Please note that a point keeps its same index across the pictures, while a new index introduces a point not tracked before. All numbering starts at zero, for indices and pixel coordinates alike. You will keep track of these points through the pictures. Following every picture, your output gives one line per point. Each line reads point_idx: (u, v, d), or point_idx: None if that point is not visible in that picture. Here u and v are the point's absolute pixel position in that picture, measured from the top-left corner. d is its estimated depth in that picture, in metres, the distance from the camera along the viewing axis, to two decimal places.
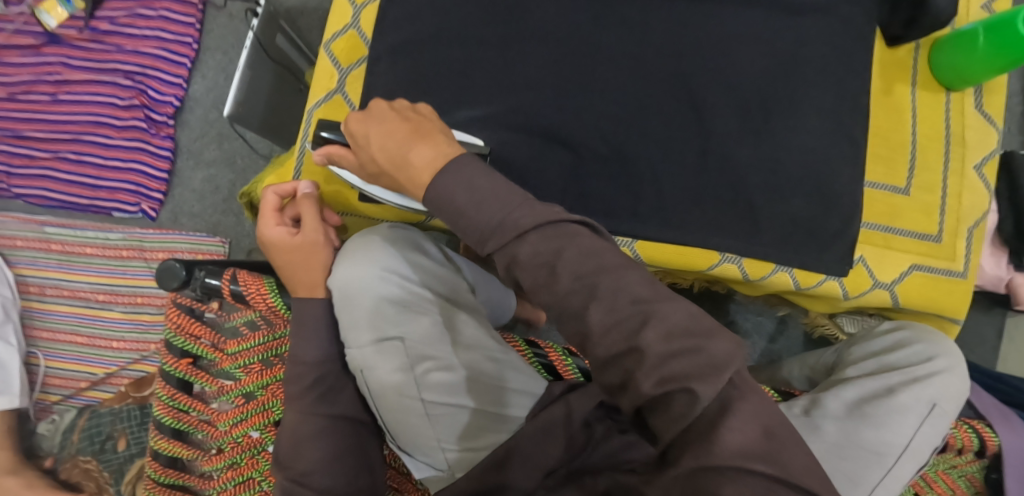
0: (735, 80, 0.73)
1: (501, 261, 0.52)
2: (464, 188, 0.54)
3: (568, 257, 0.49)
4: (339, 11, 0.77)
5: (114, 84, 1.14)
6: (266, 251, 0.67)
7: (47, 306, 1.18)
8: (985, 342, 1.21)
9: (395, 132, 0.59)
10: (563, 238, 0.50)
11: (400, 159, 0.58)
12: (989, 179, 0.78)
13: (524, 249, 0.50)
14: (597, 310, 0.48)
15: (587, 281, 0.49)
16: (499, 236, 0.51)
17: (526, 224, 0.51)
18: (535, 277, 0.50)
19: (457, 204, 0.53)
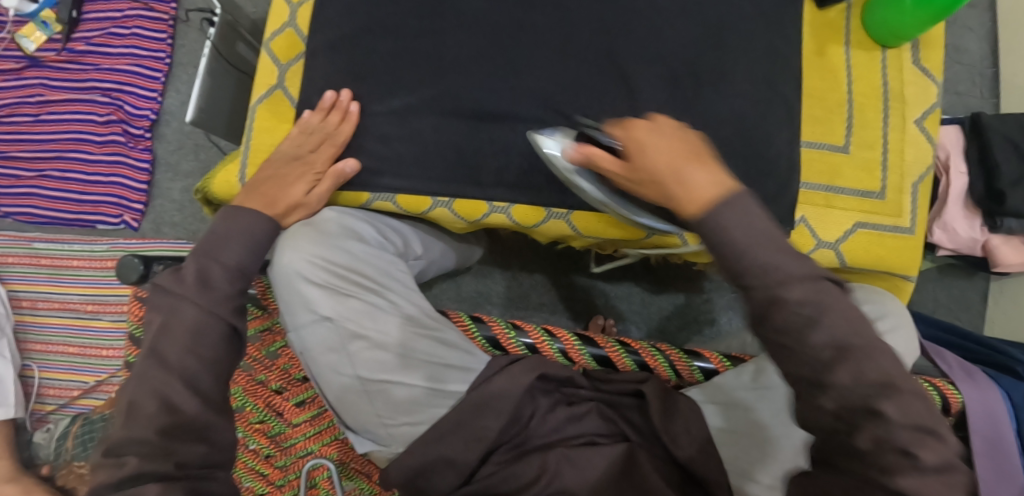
0: (662, 49, 0.75)
1: (760, 295, 0.50)
2: (738, 223, 0.51)
3: (832, 314, 0.49)
4: (277, 12, 0.80)
5: (92, 102, 1.19)
6: (285, 167, 0.71)
7: (38, 319, 1.22)
8: (971, 306, 1.21)
9: (680, 151, 0.55)
10: (825, 295, 0.49)
11: (682, 182, 0.54)
12: (931, 133, 0.79)
13: (794, 291, 0.49)
14: (845, 371, 0.48)
15: (842, 344, 0.49)
16: (776, 273, 0.50)
17: (789, 268, 0.50)
18: (793, 323, 0.49)
19: (731, 238, 0.51)
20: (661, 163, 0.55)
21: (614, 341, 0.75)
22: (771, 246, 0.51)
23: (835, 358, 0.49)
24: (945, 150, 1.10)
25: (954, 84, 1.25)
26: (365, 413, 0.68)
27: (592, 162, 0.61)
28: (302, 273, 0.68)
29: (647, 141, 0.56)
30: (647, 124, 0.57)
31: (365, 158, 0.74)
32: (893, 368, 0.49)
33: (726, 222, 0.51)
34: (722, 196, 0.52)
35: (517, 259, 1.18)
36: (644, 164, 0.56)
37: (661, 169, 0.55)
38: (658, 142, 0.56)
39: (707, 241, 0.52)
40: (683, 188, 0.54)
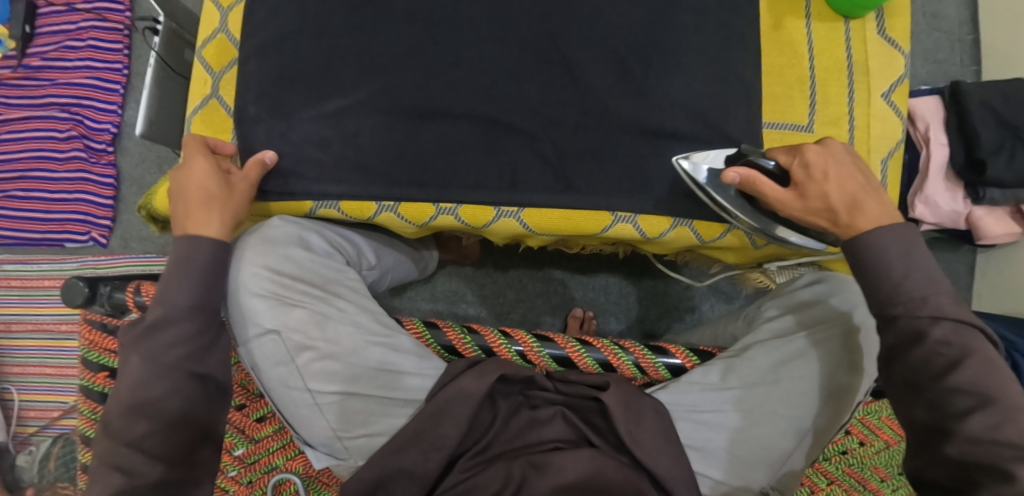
0: (609, 34, 0.73)
1: (903, 324, 0.55)
2: (897, 251, 0.57)
3: (973, 358, 0.52)
4: (207, 18, 0.78)
5: (51, 118, 1.17)
6: (200, 188, 0.67)
7: (12, 342, 1.20)
8: (958, 280, 1.19)
9: (850, 181, 0.61)
10: (973, 341, 0.53)
11: (858, 206, 0.60)
12: (899, 107, 0.76)
13: (941, 328, 0.53)
14: (979, 418, 0.50)
15: (982, 394, 0.51)
16: (924, 307, 0.54)
17: (943, 305, 0.54)
18: (931, 360, 0.53)
19: (889, 262, 0.56)
20: (844, 191, 0.61)
21: (573, 340, 0.74)
22: (912, 281, 0.55)
23: (972, 406, 0.51)
24: (924, 120, 1.06)
25: (934, 52, 1.21)
26: (318, 428, 0.65)
27: (754, 185, 0.64)
28: (248, 285, 0.66)
29: (828, 169, 0.62)
30: (817, 149, 0.63)
31: (311, 165, 0.72)
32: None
33: (896, 241, 0.57)
34: (894, 225, 0.58)
35: (489, 257, 1.15)
36: (827, 191, 0.61)
37: (837, 199, 0.61)
38: (830, 168, 0.62)
39: (868, 259, 0.57)
40: (855, 214, 0.60)
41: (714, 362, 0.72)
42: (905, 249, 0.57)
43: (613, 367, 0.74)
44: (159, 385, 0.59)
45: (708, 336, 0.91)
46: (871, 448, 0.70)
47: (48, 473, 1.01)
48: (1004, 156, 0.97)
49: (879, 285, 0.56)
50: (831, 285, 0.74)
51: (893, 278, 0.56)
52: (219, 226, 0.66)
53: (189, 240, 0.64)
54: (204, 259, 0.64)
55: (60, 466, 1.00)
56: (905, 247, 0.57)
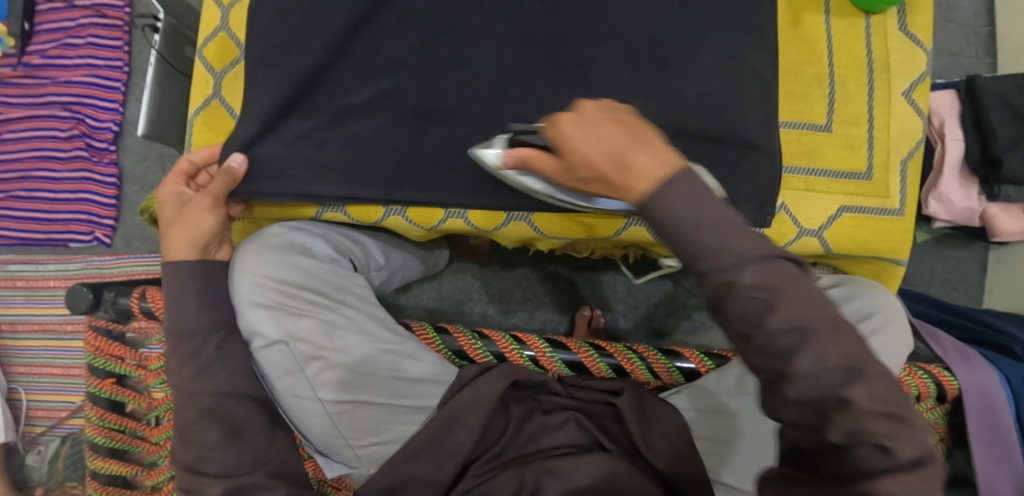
0: (621, 33, 0.71)
1: (714, 279, 0.44)
2: (685, 204, 0.45)
3: (789, 296, 0.44)
4: (208, 16, 0.77)
5: (52, 117, 1.16)
6: (169, 209, 0.69)
7: (18, 342, 1.19)
8: (969, 278, 1.18)
9: (614, 137, 0.48)
10: (782, 273, 0.44)
11: (627, 167, 0.47)
12: (920, 105, 0.74)
13: (746, 275, 0.44)
14: (806, 357, 0.43)
15: (800, 325, 0.43)
16: (721, 256, 0.44)
17: (738, 246, 0.44)
18: (745, 308, 0.44)
19: (679, 221, 0.45)
20: (606, 153, 0.48)
21: (585, 344, 0.72)
22: (704, 234, 0.45)
23: (794, 345, 0.43)
24: (938, 115, 1.05)
25: (949, 45, 1.19)
26: (329, 437, 0.65)
27: (531, 162, 0.56)
28: (252, 295, 0.65)
29: (585, 134, 0.49)
30: (570, 115, 0.50)
31: (315, 169, 0.70)
32: (852, 348, 0.44)
33: (674, 198, 0.45)
34: (670, 178, 0.46)
35: (496, 255, 1.14)
36: (589, 156, 0.49)
37: (601, 164, 0.48)
38: (587, 130, 0.49)
39: (657, 224, 0.46)
40: (625, 176, 0.47)
41: (728, 366, 0.69)
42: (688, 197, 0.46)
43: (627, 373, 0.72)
44: (195, 409, 0.63)
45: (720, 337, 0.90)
46: None
47: (58, 473, 1.01)
48: (1020, 153, 0.96)
49: (676, 248, 0.46)
50: (850, 289, 0.69)
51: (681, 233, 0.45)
52: (191, 249, 0.67)
53: (168, 269, 0.66)
54: (191, 278, 0.66)
55: (69, 466, 1.00)
56: (691, 197, 0.46)
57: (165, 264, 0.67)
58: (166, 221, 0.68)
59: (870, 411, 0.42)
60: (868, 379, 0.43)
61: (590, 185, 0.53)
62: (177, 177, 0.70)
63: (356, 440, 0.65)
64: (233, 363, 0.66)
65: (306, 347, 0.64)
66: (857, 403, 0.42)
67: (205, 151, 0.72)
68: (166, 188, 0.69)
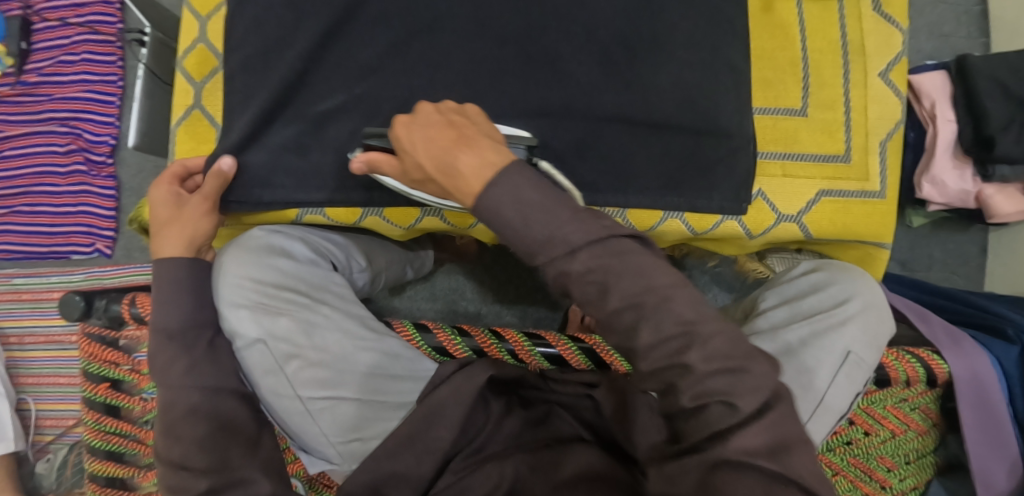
0: (590, 25, 0.71)
1: (550, 272, 0.48)
2: (510, 201, 0.48)
3: (616, 274, 0.47)
4: (187, 27, 0.77)
5: (51, 133, 1.19)
6: (156, 209, 0.68)
7: (25, 353, 1.21)
8: (969, 261, 1.17)
9: (444, 141, 0.51)
10: (616, 255, 0.47)
11: (453, 169, 0.50)
12: (898, 87, 0.73)
13: (575, 264, 0.47)
14: (646, 330, 0.47)
15: (635, 301, 0.47)
16: (550, 247, 0.47)
17: (562, 232, 0.47)
18: (585, 292, 0.48)
19: (505, 217, 0.48)
20: (432, 157, 0.51)
21: (564, 338, 0.75)
22: (534, 226, 0.48)
23: (633, 319, 0.47)
24: (929, 97, 1.03)
25: (941, 26, 1.17)
26: (311, 433, 0.65)
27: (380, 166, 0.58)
28: (232, 296, 0.66)
29: (415, 138, 0.52)
30: (405, 118, 0.54)
31: (292, 174, 0.72)
32: (688, 312, 0.47)
33: (497, 197, 0.48)
34: (494, 175, 0.49)
35: (488, 253, 1.14)
36: (420, 160, 0.52)
37: (430, 167, 0.51)
38: (415, 136, 0.53)
39: (489, 224, 0.49)
40: (454, 178, 0.50)
41: None
42: (520, 200, 0.48)
43: (607, 365, 0.74)
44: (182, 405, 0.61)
45: None
46: (877, 438, 0.71)
47: (66, 479, 1.04)
48: (1013, 132, 0.94)
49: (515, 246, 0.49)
50: (828, 274, 0.70)
51: (517, 232, 0.48)
52: (184, 248, 0.67)
53: (162, 266, 0.66)
54: (186, 275, 0.66)
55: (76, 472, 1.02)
56: (513, 197, 0.48)
57: (160, 262, 0.66)
58: (157, 221, 0.68)
59: (711, 371, 0.46)
60: (707, 340, 0.47)
61: (427, 189, 0.56)
62: (168, 179, 0.70)
63: (337, 437, 0.65)
64: (224, 363, 0.65)
65: (287, 347, 0.65)
66: (695, 366, 0.46)
67: (197, 157, 0.73)
68: (158, 190, 0.69)
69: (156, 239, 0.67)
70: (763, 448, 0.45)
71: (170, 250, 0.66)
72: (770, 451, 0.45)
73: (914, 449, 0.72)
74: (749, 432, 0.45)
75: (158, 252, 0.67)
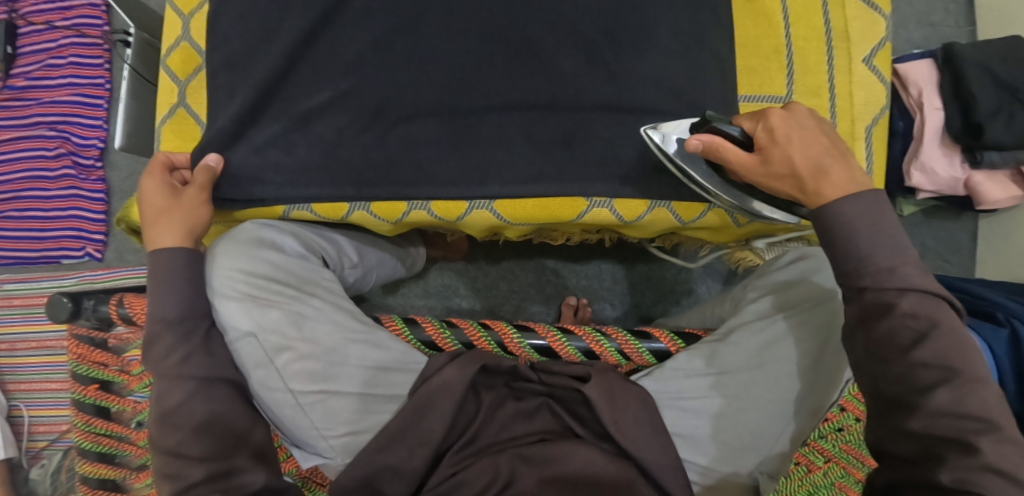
0: (574, 16, 0.71)
1: (868, 296, 0.53)
2: (865, 217, 0.54)
3: (942, 333, 0.50)
4: (169, 26, 0.77)
5: (39, 137, 1.18)
6: (148, 199, 0.68)
7: (16, 360, 1.21)
8: (961, 249, 1.17)
9: (816, 146, 0.57)
10: (936, 310, 0.51)
11: (820, 172, 0.56)
12: (882, 72, 0.74)
13: (906, 300, 0.51)
14: (945, 393, 0.49)
15: (946, 365, 0.49)
16: (879, 271, 0.52)
17: (909, 274, 0.51)
18: (895, 329, 0.51)
19: (858, 231, 0.53)
20: (809, 156, 0.56)
21: (555, 329, 0.73)
22: (878, 251, 0.53)
23: (936, 380, 0.49)
24: (917, 85, 1.03)
25: (928, 15, 1.17)
26: (303, 426, 0.65)
27: (717, 152, 0.61)
28: (223, 288, 0.66)
29: (790, 132, 0.57)
30: (785, 113, 0.59)
31: (279, 170, 0.71)
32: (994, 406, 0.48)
33: (846, 209, 0.54)
34: (860, 192, 0.55)
35: (479, 249, 1.14)
36: (791, 154, 0.57)
37: (802, 165, 0.56)
38: (795, 132, 0.57)
39: (831, 228, 0.55)
40: (819, 180, 0.56)
41: (699, 346, 0.70)
42: (870, 213, 0.54)
43: (597, 355, 0.73)
44: (172, 398, 0.62)
45: (696, 318, 0.86)
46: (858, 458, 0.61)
47: (60, 484, 1.04)
48: (1003, 118, 0.94)
49: (845, 256, 0.54)
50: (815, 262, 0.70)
51: (852, 241, 0.54)
52: (181, 238, 0.66)
53: (159, 257, 0.65)
54: (185, 264, 0.66)
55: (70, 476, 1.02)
56: (868, 213, 0.54)
57: (155, 252, 0.66)
58: (151, 210, 0.67)
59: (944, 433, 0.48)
60: (1002, 436, 0.47)
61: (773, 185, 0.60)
62: (158, 169, 0.70)
63: (329, 431, 0.65)
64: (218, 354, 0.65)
65: (275, 340, 0.65)
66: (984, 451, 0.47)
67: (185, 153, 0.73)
68: (150, 179, 0.69)
69: (151, 229, 0.67)
70: None
71: (167, 240, 0.66)
72: None
73: None
74: None
75: (153, 242, 0.66)
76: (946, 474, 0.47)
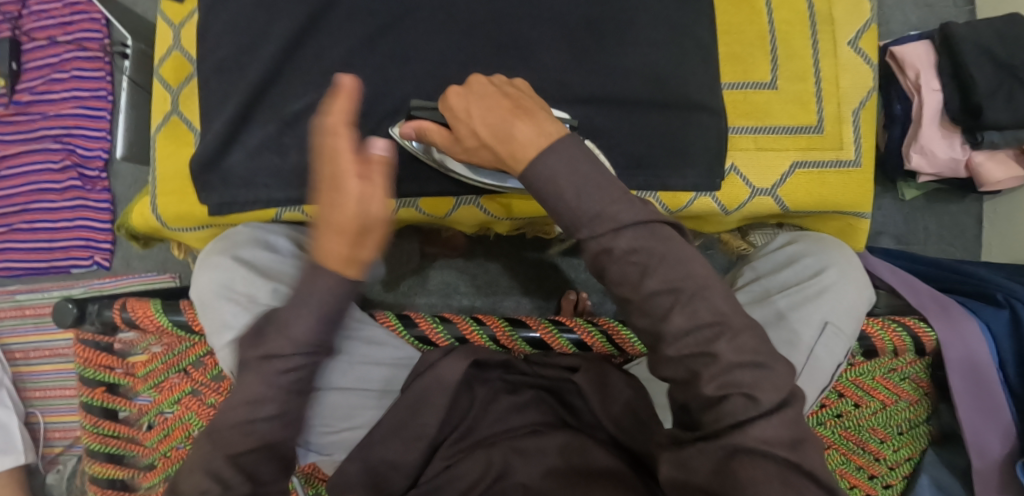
0: (556, 10, 0.72)
1: (592, 247, 0.50)
2: (566, 170, 0.50)
3: (660, 260, 0.49)
4: (162, 36, 0.79)
5: (45, 150, 1.21)
6: (339, 192, 0.45)
7: (32, 368, 1.23)
8: (965, 232, 1.16)
9: (498, 109, 0.52)
10: (656, 239, 0.50)
11: (510, 136, 0.51)
12: (868, 54, 0.73)
13: (618, 242, 0.49)
14: (680, 315, 0.49)
15: (674, 286, 0.49)
16: (600, 222, 0.49)
17: (618, 212, 0.49)
18: (625, 271, 0.50)
19: (559, 183, 0.50)
20: (486, 124, 0.52)
21: (545, 321, 0.73)
22: (585, 199, 0.50)
23: (670, 304, 0.49)
24: (914, 68, 1.02)
25: None
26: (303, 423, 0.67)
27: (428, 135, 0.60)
28: (222, 288, 0.67)
29: (468, 106, 0.53)
30: (459, 88, 0.54)
31: (270, 173, 0.72)
32: (723, 306, 0.50)
33: (547, 167, 0.50)
34: (550, 142, 0.50)
35: (479, 246, 1.15)
36: (474, 128, 0.53)
37: (484, 134, 0.52)
38: (473, 104, 0.53)
39: (542, 192, 0.50)
40: (509, 145, 0.51)
41: None
42: (568, 169, 0.50)
43: (588, 346, 0.72)
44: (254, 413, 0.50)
45: None
46: (868, 410, 0.71)
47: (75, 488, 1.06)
48: (1001, 99, 0.93)
49: (557, 214, 0.51)
50: (804, 245, 0.71)
51: (562, 199, 0.50)
52: (345, 263, 0.48)
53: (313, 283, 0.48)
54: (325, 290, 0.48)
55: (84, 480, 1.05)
56: (565, 170, 0.50)
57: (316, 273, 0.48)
58: (330, 185, 0.45)
59: (738, 363, 0.48)
60: (736, 334, 0.49)
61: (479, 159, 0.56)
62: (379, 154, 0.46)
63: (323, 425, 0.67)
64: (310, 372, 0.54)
65: None
66: (723, 356, 0.48)
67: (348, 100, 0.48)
68: (334, 132, 0.46)
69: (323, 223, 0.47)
70: (783, 438, 0.47)
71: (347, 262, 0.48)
72: (788, 442, 0.47)
73: (907, 418, 0.72)
74: (771, 423, 0.47)
75: (329, 257, 0.47)
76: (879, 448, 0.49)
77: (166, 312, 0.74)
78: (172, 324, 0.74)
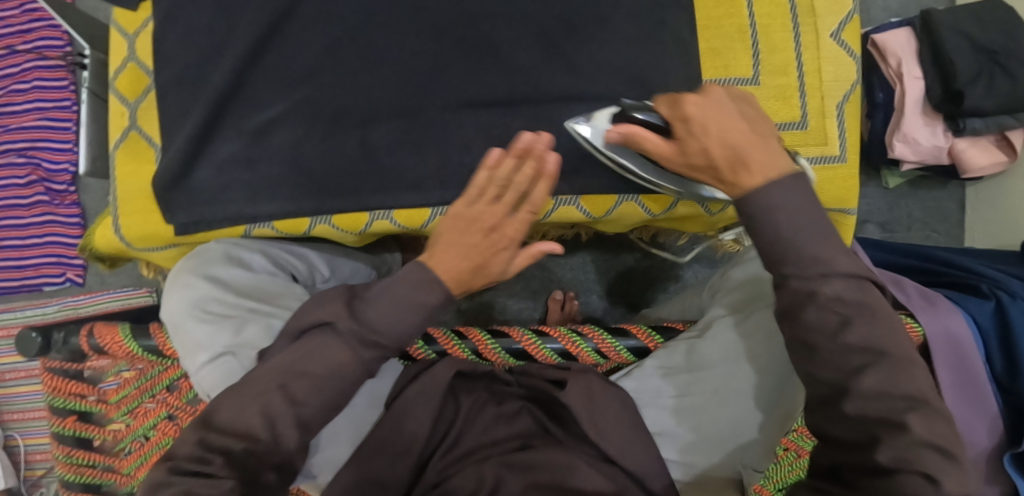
0: (531, 12, 0.69)
1: (795, 286, 0.48)
2: (790, 205, 0.48)
3: (866, 315, 0.47)
4: (116, 47, 0.75)
5: (9, 165, 1.17)
6: (464, 224, 0.57)
7: (8, 390, 1.20)
8: (949, 218, 1.16)
9: (733, 126, 0.51)
10: (865, 294, 0.47)
11: (743, 160, 0.50)
12: (851, 46, 0.72)
13: (830, 287, 0.47)
14: (875, 376, 0.46)
15: (875, 347, 0.46)
16: (816, 264, 0.48)
17: (836, 261, 0.47)
18: (822, 320, 0.47)
19: (776, 217, 0.48)
20: (729, 142, 0.50)
21: (529, 332, 0.71)
22: (804, 240, 0.48)
23: (865, 363, 0.46)
24: (896, 56, 1.01)
25: None
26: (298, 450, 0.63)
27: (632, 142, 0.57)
28: (192, 308, 0.63)
29: (706, 116, 0.51)
30: (701, 93, 0.53)
31: (239, 188, 0.69)
32: (923, 382, 0.47)
33: (771, 200, 0.48)
34: (782, 177, 0.49)
35: None
36: (710, 140, 0.51)
37: (720, 150, 0.50)
38: (712, 115, 0.52)
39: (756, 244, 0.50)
40: (741, 167, 0.50)
41: (676, 342, 0.69)
42: (792, 204, 0.48)
43: (574, 356, 0.70)
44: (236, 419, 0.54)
45: (676, 310, 0.82)
46: None
47: None
48: (982, 84, 0.92)
49: None
50: None
51: (781, 235, 0.48)
52: (458, 283, 0.57)
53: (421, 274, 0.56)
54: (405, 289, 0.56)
55: None
56: (795, 205, 0.48)
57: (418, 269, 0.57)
58: (501, 234, 0.58)
59: (926, 440, 0.45)
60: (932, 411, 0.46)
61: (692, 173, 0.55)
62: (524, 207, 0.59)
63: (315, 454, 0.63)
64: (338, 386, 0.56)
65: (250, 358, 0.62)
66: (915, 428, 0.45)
67: (541, 159, 0.59)
68: (504, 172, 0.59)
69: (456, 243, 0.58)
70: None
71: (455, 281, 0.57)
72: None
73: None
74: None
75: (437, 266, 0.57)
76: (885, 456, 0.45)
77: (135, 336, 0.71)
78: (143, 350, 0.72)
